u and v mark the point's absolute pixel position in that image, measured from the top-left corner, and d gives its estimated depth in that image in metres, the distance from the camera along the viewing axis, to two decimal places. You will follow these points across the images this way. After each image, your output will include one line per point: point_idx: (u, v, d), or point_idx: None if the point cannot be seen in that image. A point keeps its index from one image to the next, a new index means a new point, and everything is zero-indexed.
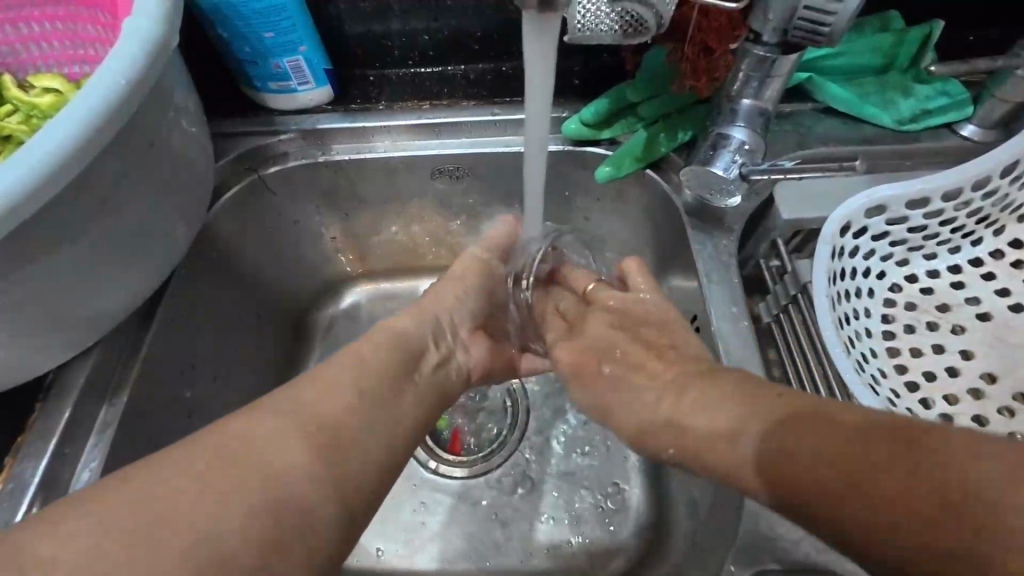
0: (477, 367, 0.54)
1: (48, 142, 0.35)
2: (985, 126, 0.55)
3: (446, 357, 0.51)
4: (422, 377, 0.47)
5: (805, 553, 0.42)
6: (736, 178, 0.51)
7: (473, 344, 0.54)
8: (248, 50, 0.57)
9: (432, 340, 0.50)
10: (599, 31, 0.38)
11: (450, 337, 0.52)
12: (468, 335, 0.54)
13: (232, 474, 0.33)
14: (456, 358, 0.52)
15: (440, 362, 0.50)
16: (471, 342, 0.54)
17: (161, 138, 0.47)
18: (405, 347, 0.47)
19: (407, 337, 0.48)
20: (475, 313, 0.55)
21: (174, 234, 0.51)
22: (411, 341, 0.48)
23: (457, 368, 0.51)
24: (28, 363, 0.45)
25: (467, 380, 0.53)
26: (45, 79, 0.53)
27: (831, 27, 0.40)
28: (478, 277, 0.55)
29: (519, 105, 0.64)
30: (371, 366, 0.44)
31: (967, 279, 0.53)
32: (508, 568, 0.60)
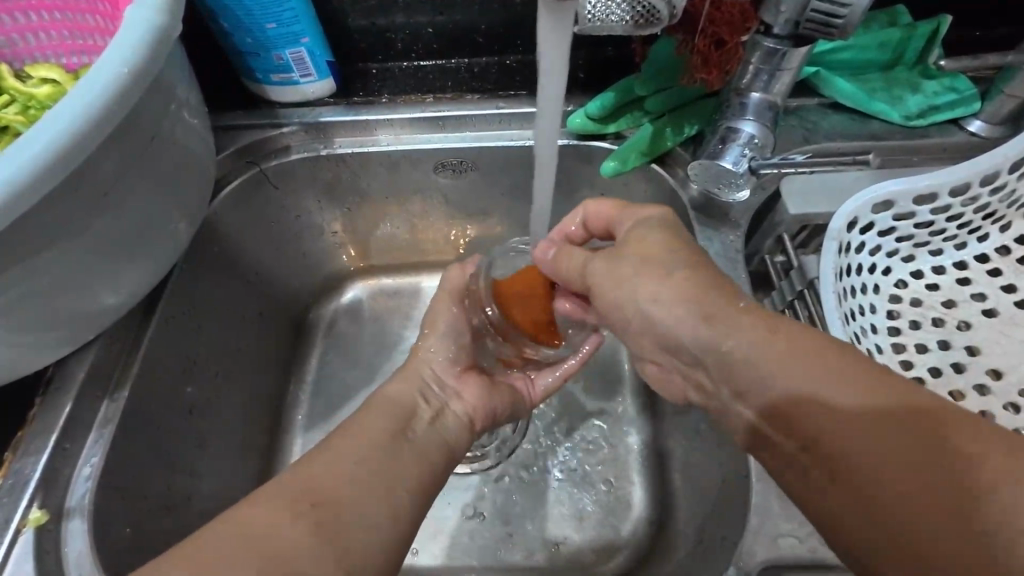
0: (477, 410, 0.52)
1: (47, 134, 0.34)
2: (993, 123, 0.55)
3: (440, 412, 0.49)
4: (421, 433, 0.46)
5: (813, 550, 0.41)
6: (745, 172, 0.51)
7: (466, 389, 0.52)
8: (250, 41, 0.56)
9: (421, 398, 0.49)
10: (610, 22, 0.38)
11: (438, 390, 0.51)
12: (457, 381, 0.52)
13: None
14: (451, 409, 0.50)
15: (434, 416, 0.48)
16: (461, 386, 0.52)
17: (163, 132, 0.46)
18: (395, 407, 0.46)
19: (395, 399, 0.47)
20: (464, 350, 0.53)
21: (175, 229, 0.51)
22: (399, 404, 0.47)
23: (456, 418, 0.50)
24: (27, 358, 0.45)
25: (469, 426, 0.51)
26: (42, 69, 0.52)
27: (844, 20, 0.40)
28: (456, 327, 0.53)
29: (523, 99, 0.64)
30: (365, 430, 0.43)
31: (972, 274, 0.53)
32: (512, 565, 0.59)
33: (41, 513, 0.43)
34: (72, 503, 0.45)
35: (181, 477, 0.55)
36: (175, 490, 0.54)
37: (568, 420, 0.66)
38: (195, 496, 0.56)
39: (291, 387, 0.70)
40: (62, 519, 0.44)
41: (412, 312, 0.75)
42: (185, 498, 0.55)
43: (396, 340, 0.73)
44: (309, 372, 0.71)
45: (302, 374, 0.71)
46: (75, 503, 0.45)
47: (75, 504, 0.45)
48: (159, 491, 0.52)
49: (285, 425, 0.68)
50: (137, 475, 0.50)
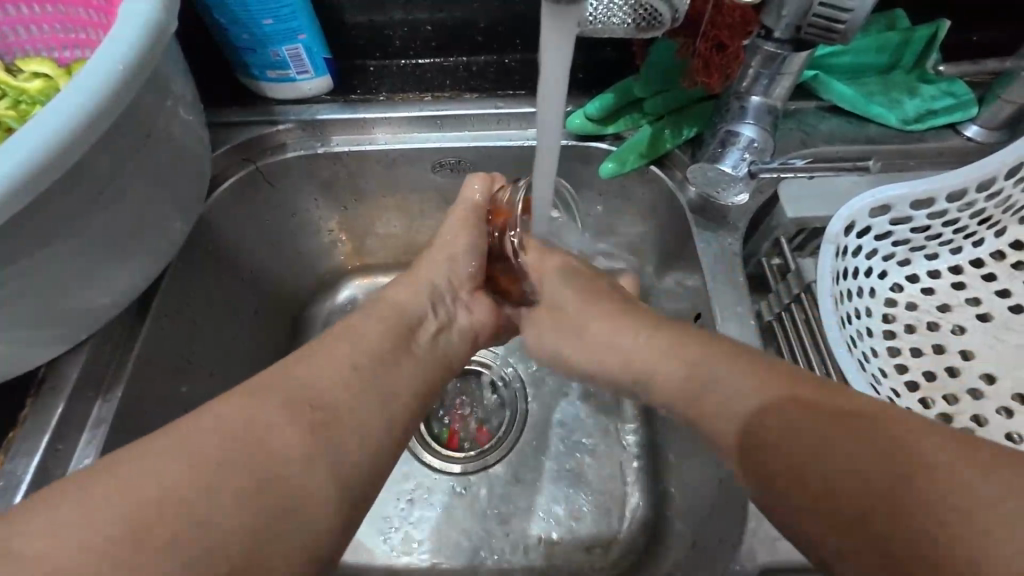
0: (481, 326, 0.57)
1: (38, 133, 0.33)
2: (989, 128, 0.55)
3: (444, 327, 0.52)
4: (425, 343, 0.48)
5: (809, 554, 0.42)
6: (743, 176, 0.50)
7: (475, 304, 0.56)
8: (246, 37, 0.55)
9: (430, 309, 0.51)
10: (611, 24, 0.38)
11: (449, 302, 0.54)
12: (469, 297, 0.56)
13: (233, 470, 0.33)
14: (457, 323, 0.53)
15: (439, 330, 0.51)
16: (471, 302, 0.56)
17: (158, 130, 0.46)
18: (405, 315, 0.48)
19: (403, 308, 0.50)
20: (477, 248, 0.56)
21: (171, 226, 0.50)
22: (406, 311, 0.49)
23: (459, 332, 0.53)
24: (18, 359, 0.44)
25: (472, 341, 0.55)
26: (33, 64, 0.51)
27: (846, 25, 0.40)
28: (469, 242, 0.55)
29: (522, 99, 0.63)
30: (367, 326, 0.45)
31: (968, 279, 0.54)
32: (507, 565, 0.59)
33: None
34: None
35: None
36: None
37: (562, 416, 0.66)
38: None
39: None
40: None
41: None
42: None
43: None
44: None
45: None
46: None
47: None
48: None
49: None
50: None
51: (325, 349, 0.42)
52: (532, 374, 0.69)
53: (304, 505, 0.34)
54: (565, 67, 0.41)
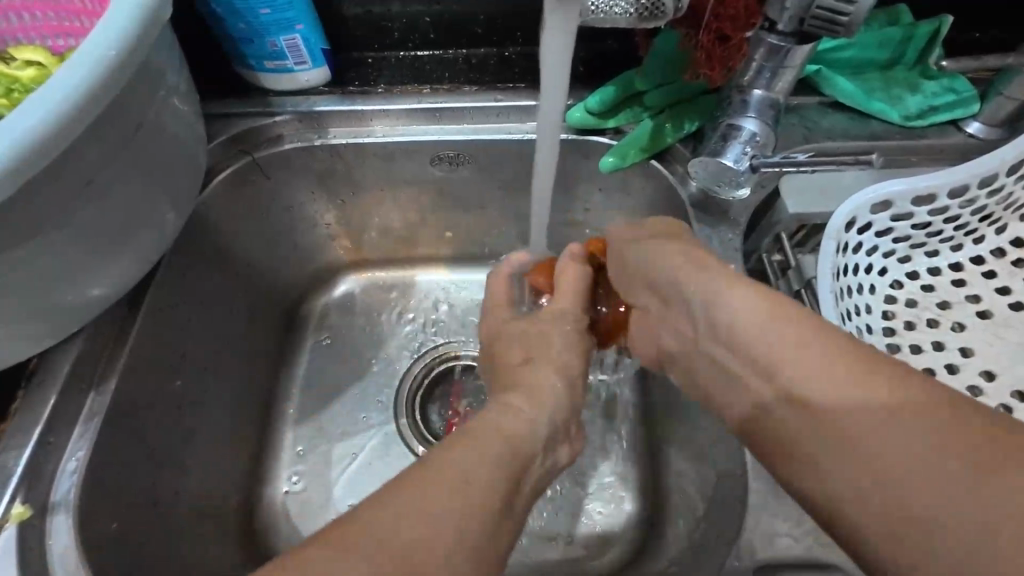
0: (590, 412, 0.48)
1: (26, 118, 0.33)
2: (990, 125, 0.55)
3: (563, 433, 0.41)
4: (539, 474, 0.37)
5: (806, 549, 0.42)
6: (746, 171, 0.50)
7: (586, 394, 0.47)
8: (242, 26, 0.55)
9: (550, 436, 0.39)
10: (614, 14, 0.38)
11: (573, 400, 0.44)
12: (584, 391, 0.46)
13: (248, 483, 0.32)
14: (575, 414, 0.44)
15: (560, 441, 0.41)
16: (585, 392, 0.47)
17: (151, 119, 0.45)
18: (513, 440, 0.35)
19: (518, 431, 0.37)
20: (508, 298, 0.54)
21: (164, 218, 0.49)
22: (525, 435, 0.37)
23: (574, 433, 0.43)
24: (9, 351, 0.43)
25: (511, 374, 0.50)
26: (26, 52, 0.50)
27: (850, 16, 0.39)
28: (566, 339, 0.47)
29: (521, 92, 0.63)
30: (485, 449, 0.33)
31: (968, 276, 0.53)
32: (506, 562, 0.59)
33: (25, 507, 0.42)
34: (56, 498, 0.44)
35: (168, 473, 0.54)
36: (163, 486, 0.53)
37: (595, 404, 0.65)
38: (184, 492, 0.55)
39: (282, 381, 0.69)
40: (46, 514, 0.43)
41: (406, 308, 0.74)
42: (173, 494, 0.54)
43: (389, 335, 0.72)
44: (301, 365, 0.70)
45: (294, 368, 0.70)
46: (60, 498, 0.44)
47: (60, 500, 0.44)
48: (146, 485, 0.51)
49: (276, 419, 0.67)
50: (124, 469, 0.49)
51: (460, 455, 0.32)
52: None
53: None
54: (565, 63, 0.43)
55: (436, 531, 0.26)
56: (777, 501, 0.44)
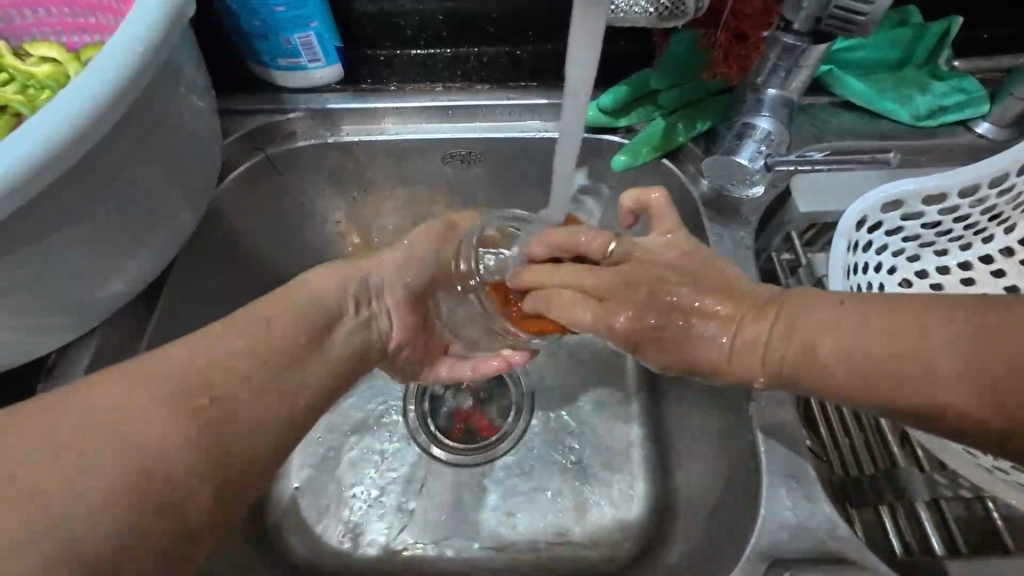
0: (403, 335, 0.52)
1: (56, 115, 0.33)
2: (1000, 125, 0.55)
3: (369, 322, 0.49)
4: (337, 342, 0.46)
5: (821, 544, 0.42)
6: (761, 169, 0.50)
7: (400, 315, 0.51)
8: (257, 24, 0.55)
9: (351, 305, 0.48)
10: (633, 14, 0.40)
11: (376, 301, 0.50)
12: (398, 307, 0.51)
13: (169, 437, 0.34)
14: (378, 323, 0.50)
15: (359, 326, 0.48)
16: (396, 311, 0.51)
17: (170, 116, 0.45)
18: (323, 308, 0.46)
19: (328, 302, 0.47)
20: (413, 288, 0.51)
21: (181, 214, 0.50)
22: (326, 307, 0.46)
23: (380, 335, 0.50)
24: (29, 345, 0.44)
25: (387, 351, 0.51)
26: (41, 48, 0.50)
27: (867, 17, 0.40)
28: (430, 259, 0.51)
29: (533, 90, 0.63)
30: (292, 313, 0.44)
31: (977, 275, 0.54)
32: (517, 557, 0.59)
33: None
34: None
35: None
36: None
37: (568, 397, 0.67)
38: None
39: None
40: None
41: None
42: None
43: None
44: None
45: None
46: None
47: None
48: None
49: None
50: None
51: (239, 324, 0.41)
52: (538, 367, 0.69)
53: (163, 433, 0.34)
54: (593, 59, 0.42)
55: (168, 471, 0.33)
56: (791, 497, 0.44)
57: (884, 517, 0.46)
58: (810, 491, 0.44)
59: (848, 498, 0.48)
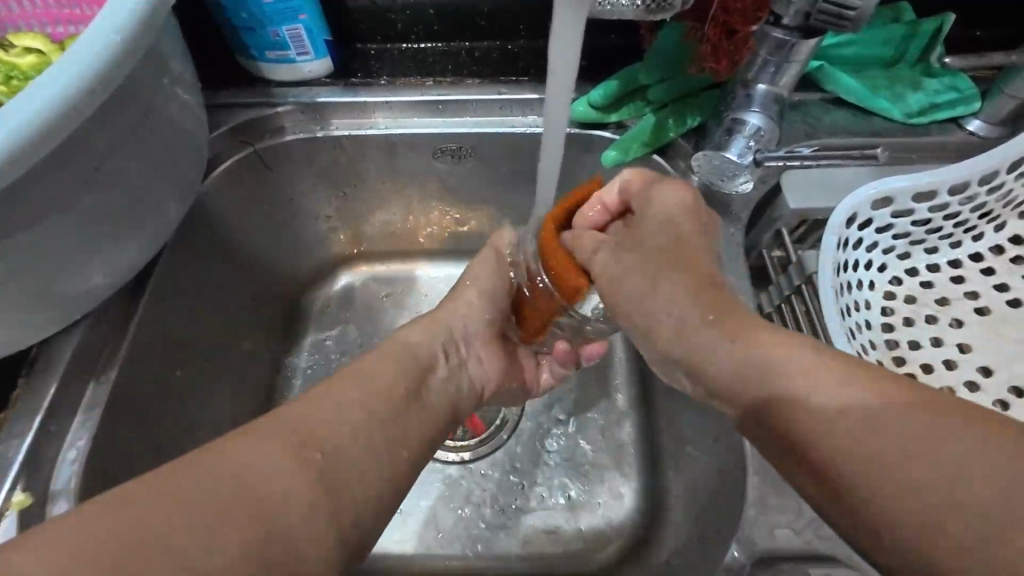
0: (488, 380, 0.55)
1: (35, 101, 0.32)
2: (991, 123, 0.55)
3: (455, 371, 0.51)
4: (434, 390, 0.47)
5: (808, 541, 0.42)
6: (749, 165, 0.51)
7: (485, 356, 0.54)
8: (245, 15, 0.54)
9: (441, 355, 0.50)
10: (621, 6, 0.39)
11: (461, 349, 0.52)
12: (481, 348, 0.54)
13: (254, 481, 0.32)
14: (466, 370, 0.52)
15: (449, 375, 0.50)
16: (483, 355, 0.54)
17: (156, 107, 0.45)
18: (416, 358, 0.47)
19: (416, 349, 0.48)
20: (489, 325, 0.54)
21: (167, 207, 0.49)
22: (420, 354, 0.48)
23: (467, 382, 0.52)
24: (11, 339, 0.43)
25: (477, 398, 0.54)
26: (25, 39, 0.50)
27: (857, 11, 0.39)
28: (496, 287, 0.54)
29: (525, 85, 0.63)
30: (384, 365, 0.45)
31: (966, 273, 0.54)
32: (506, 554, 0.59)
33: (26, 496, 0.42)
34: (58, 486, 0.44)
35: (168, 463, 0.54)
36: None
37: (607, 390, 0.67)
38: None
39: (282, 372, 0.69)
40: (48, 502, 0.43)
41: (406, 301, 0.73)
42: None
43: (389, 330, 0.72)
44: (302, 357, 0.70)
45: (295, 359, 0.70)
46: (61, 486, 0.44)
47: (61, 488, 0.44)
48: None
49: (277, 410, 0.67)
50: (124, 457, 0.49)
51: (342, 379, 0.41)
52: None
53: (276, 475, 0.33)
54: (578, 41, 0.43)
55: (299, 521, 0.32)
56: (778, 494, 0.44)
57: None
58: (797, 488, 0.44)
59: None
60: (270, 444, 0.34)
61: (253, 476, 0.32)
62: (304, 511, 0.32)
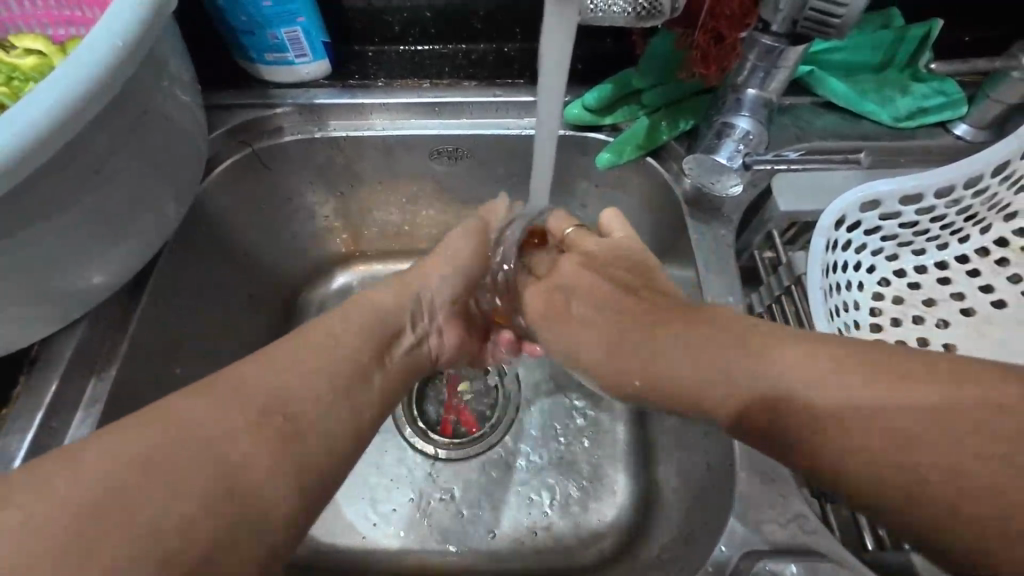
0: (447, 352, 0.54)
1: (38, 105, 0.33)
2: (977, 127, 0.56)
3: (420, 340, 0.50)
4: (396, 359, 0.47)
5: (794, 536, 0.43)
6: (739, 168, 0.51)
7: (448, 330, 0.54)
8: (244, 18, 0.55)
9: (408, 321, 0.49)
10: (612, 13, 0.40)
11: (426, 318, 0.51)
12: (445, 320, 0.53)
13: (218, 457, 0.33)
14: (430, 341, 0.51)
15: (415, 343, 0.50)
16: (445, 327, 0.54)
17: (155, 109, 0.45)
18: (382, 323, 0.47)
19: (381, 312, 0.48)
20: (453, 295, 0.54)
21: (166, 207, 0.50)
22: (384, 316, 0.48)
23: (429, 352, 0.51)
24: (14, 336, 0.44)
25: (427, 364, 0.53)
26: (26, 40, 0.50)
27: (841, 19, 0.40)
28: (468, 257, 0.53)
29: (521, 88, 0.64)
30: (347, 327, 0.45)
31: (952, 275, 0.55)
32: (500, 549, 0.60)
33: None
34: None
35: None
36: None
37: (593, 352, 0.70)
38: None
39: None
40: None
41: None
42: None
43: None
44: None
45: None
46: None
47: None
48: None
49: None
50: None
51: (306, 338, 0.42)
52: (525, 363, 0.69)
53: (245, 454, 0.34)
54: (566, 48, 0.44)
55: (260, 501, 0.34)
56: (766, 490, 0.45)
57: (857, 511, 0.46)
58: (785, 485, 0.45)
59: (825, 495, 0.47)
60: (235, 413, 0.35)
61: (224, 448, 0.34)
62: (263, 488, 0.34)
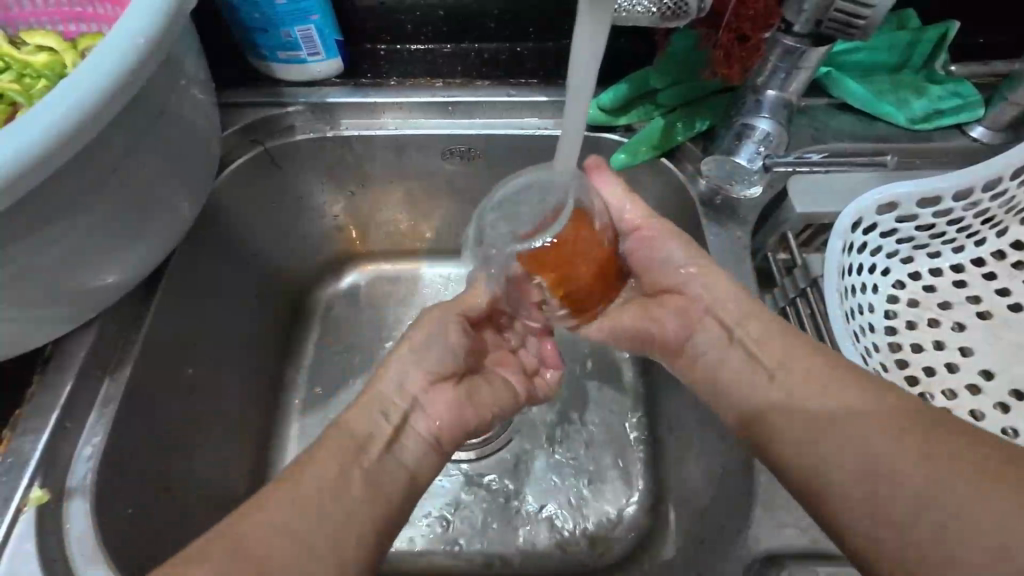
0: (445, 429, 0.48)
1: (58, 106, 0.33)
2: (993, 130, 0.56)
3: (400, 426, 0.46)
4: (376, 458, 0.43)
5: (813, 540, 0.43)
6: (758, 169, 0.53)
7: (434, 405, 0.48)
8: (258, 16, 0.55)
9: (380, 421, 0.45)
10: (636, 13, 0.41)
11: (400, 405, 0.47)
12: (427, 394, 0.48)
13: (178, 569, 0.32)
14: (413, 426, 0.46)
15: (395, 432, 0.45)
16: (430, 401, 0.48)
17: (170, 107, 0.45)
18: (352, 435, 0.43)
19: (349, 430, 0.44)
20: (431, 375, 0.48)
21: (180, 205, 0.49)
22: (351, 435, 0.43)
23: (416, 436, 0.46)
24: (28, 335, 0.43)
25: (435, 448, 0.47)
26: (38, 37, 0.50)
27: (866, 21, 0.41)
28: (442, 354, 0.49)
29: (534, 87, 0.63)
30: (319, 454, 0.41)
31: (968, 278, 0.55)
32: (512, 552, 0.60)
33: (42, 492, 0.43)
34: (73, 483, 0.44)
35: (178, 460, 0.54)
36: (174, 471, 0.53)
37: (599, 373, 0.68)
38: (192, 479, 0.55)
39: (288, 369, 0.69)
40: (63, 498, 0.44)
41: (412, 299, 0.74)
42: (183, 480, 0.54)
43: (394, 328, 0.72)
44: (307, 354, 0.71)
45: (300, 357, 0.70)
46: (76, 483, 0.44)
47: (77, 484, 0.44)
48: (158, 473, 0.51)
49: (283, 408, 0.67)
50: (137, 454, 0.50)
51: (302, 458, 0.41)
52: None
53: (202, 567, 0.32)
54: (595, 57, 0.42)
55: None
56: (785, 493, 0.45)
57: None
58: None
59: None
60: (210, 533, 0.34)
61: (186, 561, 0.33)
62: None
